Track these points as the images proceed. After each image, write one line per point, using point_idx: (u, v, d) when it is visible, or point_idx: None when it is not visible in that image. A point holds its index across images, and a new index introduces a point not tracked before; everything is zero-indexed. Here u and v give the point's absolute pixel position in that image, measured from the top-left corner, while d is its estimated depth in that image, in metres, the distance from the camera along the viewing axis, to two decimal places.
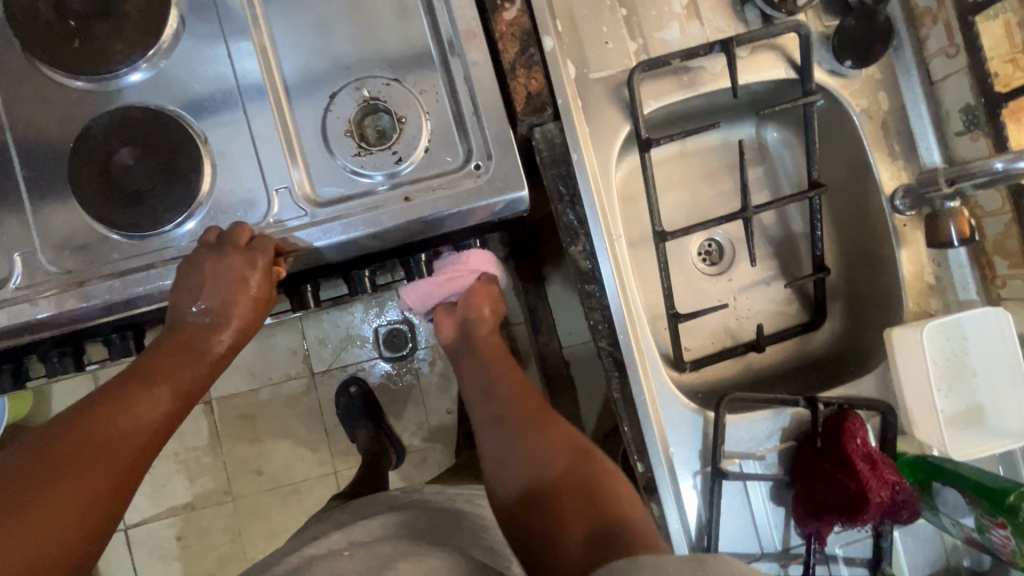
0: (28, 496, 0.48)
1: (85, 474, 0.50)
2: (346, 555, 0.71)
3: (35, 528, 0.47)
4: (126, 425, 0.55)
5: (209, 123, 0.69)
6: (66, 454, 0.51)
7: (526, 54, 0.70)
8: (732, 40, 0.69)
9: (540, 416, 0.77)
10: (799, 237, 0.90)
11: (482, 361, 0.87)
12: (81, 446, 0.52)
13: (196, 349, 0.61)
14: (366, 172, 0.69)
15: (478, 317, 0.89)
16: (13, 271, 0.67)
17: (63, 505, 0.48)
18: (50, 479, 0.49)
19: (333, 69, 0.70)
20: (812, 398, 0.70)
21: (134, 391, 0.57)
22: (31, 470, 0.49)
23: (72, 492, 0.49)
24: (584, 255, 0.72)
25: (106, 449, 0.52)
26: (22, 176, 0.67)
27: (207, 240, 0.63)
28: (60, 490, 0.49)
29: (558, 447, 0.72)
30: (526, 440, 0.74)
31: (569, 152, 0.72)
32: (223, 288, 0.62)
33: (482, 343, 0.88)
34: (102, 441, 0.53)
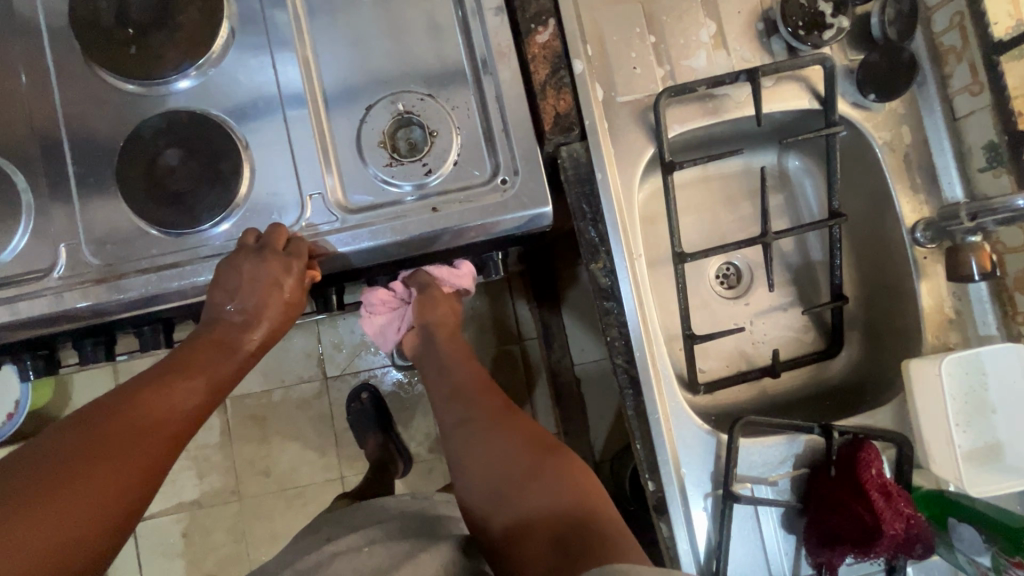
0: (69, 476, 0.50)
1: (128, 456, 0.53)
2: (366, 551, 0.71)
3: (82, 499, 0.49)
4: (163, 413, 0.57)
5: (251, 129, 0.72)
6: (107, 437, 0.53)
7: (557, 76, 0.73)
8: (757, 69, 0.71)
9: (504, 420, 0.76)
10: (818, 265, 0.91)
11: (443, 361, 0.83)
12: (121, 430, 0.54)
13: (231, 347, 0.65)
14: (397, 182, 0.72)
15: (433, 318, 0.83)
16: (57, 261, 0.70)
17: (108, 482, 0.51)
18: (91, 461, 0.51)
19: (370, 82, 0.73)
20: (826, 426, 0.70)
21: (171, 381, 0.59)
22: (79, 447, 0.52)
23: (114, 469, 0.52)
24: (604, 272, 0.73)
25: (147, 433, 0.55)
26: (72, 171, 0.71)
27: (246, 242, 0.67)
28: (101, 472, 0.51)
29: (526, 453, 0.72)
30: (491, 449, 0.73)
31: (594, 170, 0.73)
32: (259, 290, 0.65)
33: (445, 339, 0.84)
34: (142, 424, 0.55)
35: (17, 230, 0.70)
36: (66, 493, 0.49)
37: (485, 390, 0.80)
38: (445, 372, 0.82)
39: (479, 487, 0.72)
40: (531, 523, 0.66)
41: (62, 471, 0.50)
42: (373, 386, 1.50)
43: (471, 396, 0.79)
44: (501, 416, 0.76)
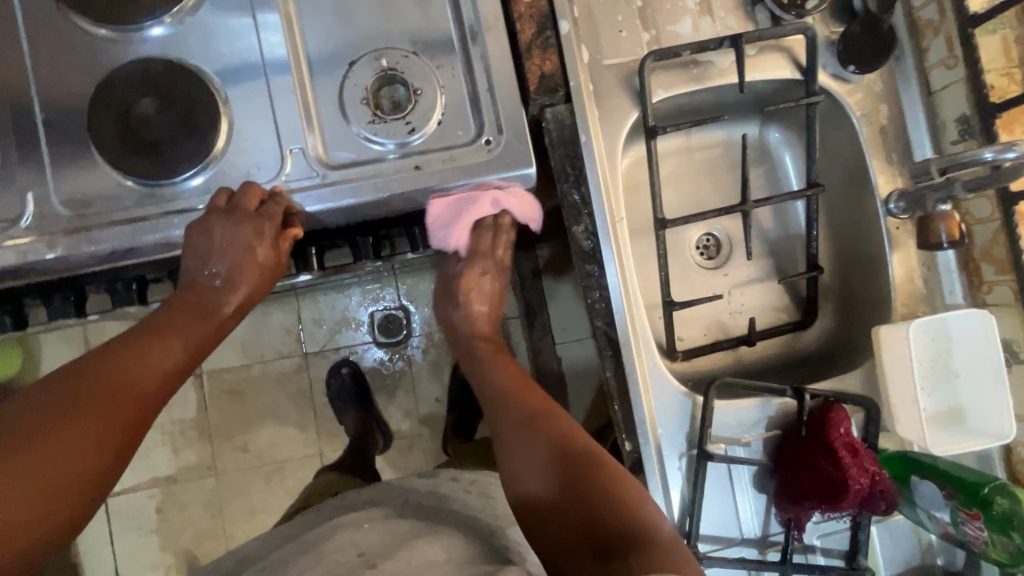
0: (31, 436, 0.48)
1: (102, 410, 0.52)
2: (364, 529, 0.69)
3: (54, 452, 0.48)
4: (141, 371, 0.57)
5: (229, 81, 0.71)
6: (74, 396, 0.52)
7: (543, 36, 0.72)
8: (741, 36, 0.71)
9: (549, 411, 0.70)
10: (796, 238, 0.93)
11: (474, 357, 0.88)
12: (90, 389, 0.53)
13: (206, 310, 0.66)
14: (381, 140, 0.72)
15: (464, 300, 0.90)
16: (24, 211, 0.67)
17: (82, 435, 0.50)
18: (56, 422, 0.49)
19: (354, 38, 0.72)
20: (798, 389, 0.72)
21: (147, 342, 0.59)
22: (50, 404, 0.51)
23: (87, 423, 0.51)
24: (586, 233, 0.73)
25: (122, 389, 0.54)
26: (40, 119, 0.68)
27: (218, 202, 0.66)
28: (68, 431, 0.50)
29: (566, 445, 0.65)
30: (530, 441, 0.67)
31: (578, 133, 0.73)
32: (231, 253, 0.66)
33: (479, 337, 0.90)
34: (118, 382, 0.54)
35: None
36: (37, 446, 0.48)
37: (530, 390, 0.76)
38: (483, 372, 0.84)
39: (523, 481, 0.65)
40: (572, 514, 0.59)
41: (21, 432, 0.48)
42: (354, 362, 1.50)
43: (515, 400, 0.74)
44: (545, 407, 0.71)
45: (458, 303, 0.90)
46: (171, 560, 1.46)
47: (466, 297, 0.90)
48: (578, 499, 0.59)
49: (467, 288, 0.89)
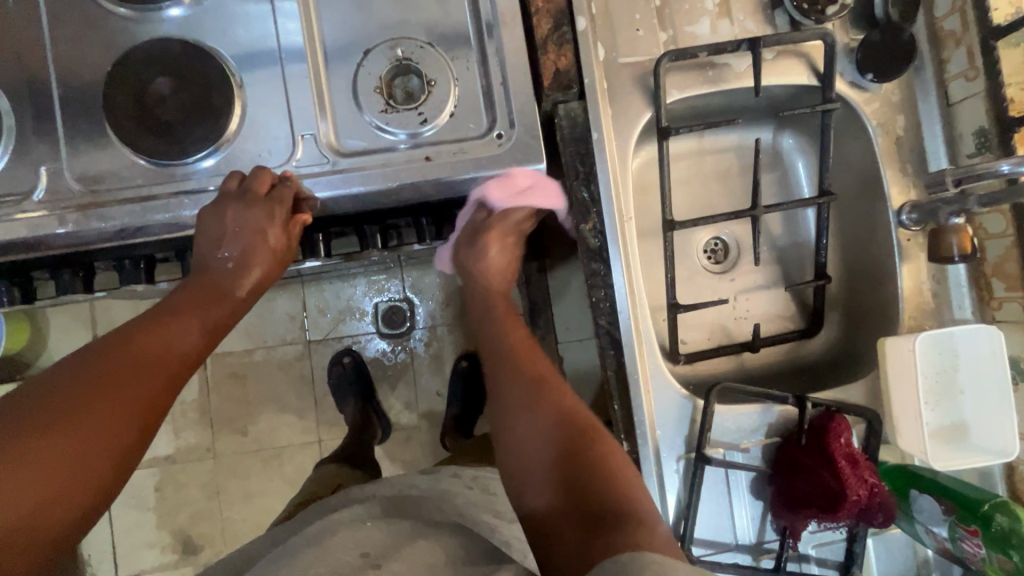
0: (56, 418, 0.48)
1: (128, 387, 0.53)
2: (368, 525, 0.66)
3: (83, 429, 0.48)
4: (162, 349, 0.57)
5: (244, 64, 0.71)
6: (97, 375, 0.52)
7: (559, 31, 0.72)
8: (759, 39, 0.71)
9: (550, 382, 0.69)
10: (807, 245, 0.92)
11: (489, 312, 0.85)
12: (111, 370, 0.53)
13: (222, 290, 0.67)
14: (393, 129, 0.72)
15: (485, 258, 0.85)
16: (37, 185, 0.68)
17: (110, 410, 0.50)
18: (83, 400, 0.50)
19: (370, 27, 0.72)
20: (800, 398, 0.71)
21: (164, 323, 0.60)
22: (75, 384, 0.51)
23: (114, 399, 0.51)
24: (594, 233, 0.73)
25: (147, 366, 0.55)
26: (57, 94, 0.69)
27: (230, 185, 0.67)
28: (96, 408, 0.50)
29: (567, 420, 0.64)
30: (530, 409, 0.66)
31: (590, 130, 0.73)
32: (244, 237, 0.67)
33: (496, 292, 0.87)
34: (141, 360, 0.55)
35: None
36: (64, 425, 0.48)
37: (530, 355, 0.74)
38: (492, 329, 0.81)
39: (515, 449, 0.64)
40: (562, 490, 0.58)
41: (45, 415, 0.48)
42: (356, 351, 1.50)
43: (515, 365, 0.72)
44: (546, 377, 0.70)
45: (482, 254, 0.85)
46: (167, 539, 1.48)
47: (486, 251, 0.85)
48: (570, 475, 0.59)
49: (492, 245, 0.85)
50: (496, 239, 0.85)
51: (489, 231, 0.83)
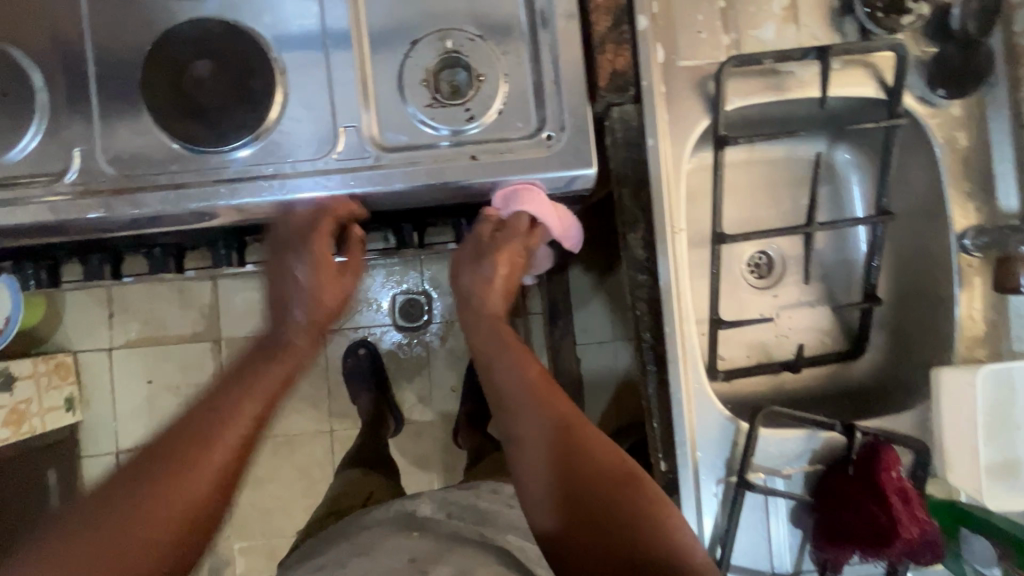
0: (169, 469, 0.55)
1: (211, 453, 0.57)
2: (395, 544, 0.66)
3: (179, 485, 0.55)
4: (237, 410, 0.60)
5: (287, 48, 0.68)
6: (192, 434, 0.58)
7: (618, 31, 0.68)
8: (829, 48, 0.67)
9: (578, 427, 0.65)
10: (856, 263, 0.88)
11: (497, 340, 0.75)
12: (199, 432, 0.58)
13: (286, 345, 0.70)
14: (437, 125, 0.69)
15: (493, 277, 0.77)
16: (69, 166, 0.66)
17: (201, 472, 0.56)
18: (180, 459, 0.56)
19: (419, 17, 0.69)
20: (849, 425, 0.68)
21: (245, 378, 0.64)
22: (182, 436, 0.58)
23: (203, 462, 0.56)
24: (641, 243, 0.70)
25: (222, 429, 0.59)
26: (93, 73, 0.66)
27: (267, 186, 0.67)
28: (190, 473, 0.55)
29: (602, 472, 0.61)
30: (556, 462, 0.62)
31: (644, 135, 0.69)
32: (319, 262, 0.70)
33: (497, 317, 0.78)
34: (219, 424, 0.59)
35: (28, 130, 0.66)
36: (174, 479, 0.55)
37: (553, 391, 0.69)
38: (499, 356, 0.73)
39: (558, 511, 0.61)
40: (609, 550, 0.57)
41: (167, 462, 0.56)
42: (372, 343, 1.49)
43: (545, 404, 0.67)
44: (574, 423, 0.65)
45: (489, 274, 0.77)
46: None
47: (496, 271, 0.77)
48: (615, 529, 0.58)
49: (503, 266, 0.77)
50: (509, 259, 0.77)
51: (499, 249, 0.76)
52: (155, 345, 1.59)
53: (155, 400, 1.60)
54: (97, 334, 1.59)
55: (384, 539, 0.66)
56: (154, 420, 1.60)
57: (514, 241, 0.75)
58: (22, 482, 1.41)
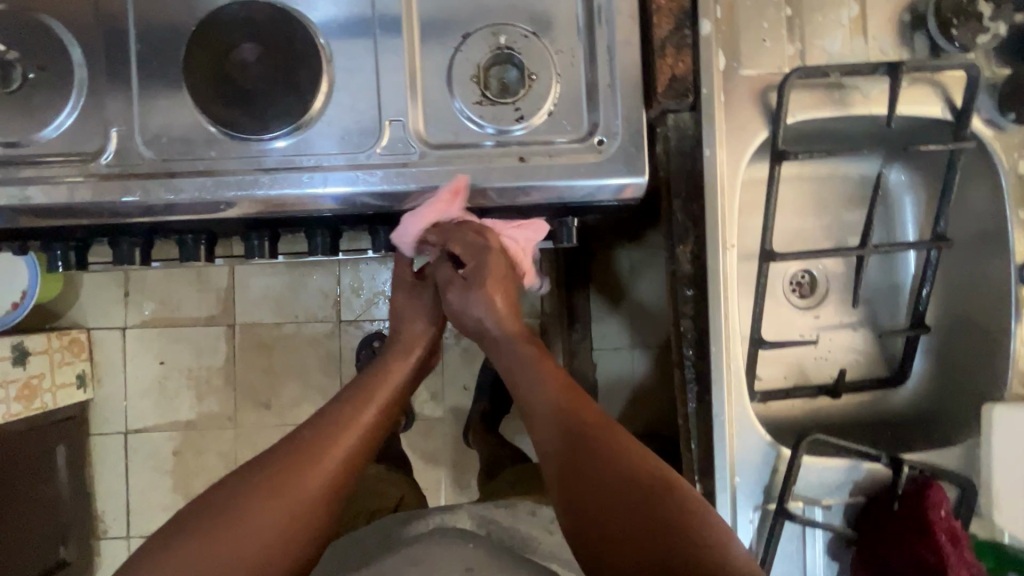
0: (289, 468, 0.60)
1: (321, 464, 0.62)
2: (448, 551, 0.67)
3: (298, 483, 0.59)
4: (344, 432, 0.65)
5: (335, 35, 0.65)
6: (308, 445, 0.63)
7: (681, 35, 0.65)
8: (901, 64, 0.64)
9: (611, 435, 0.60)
10: (903, 288, 0.86)
11: (511, 344, 0.73)
12: (313, 446, 0.63)
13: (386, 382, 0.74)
14: (484, 123, 0.66)
15: (490, 295, 0.74)
16: (107, 146, 0.64)
17: (314, 478, 0.60)
18: (299, 463, 0.61)
19: (473, 9, 0.66)
20: (896, 458, 0.67)
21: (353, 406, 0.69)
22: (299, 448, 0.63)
23: (313, 471, 0.61)
24: (689, 258, 0.68)
25: (332, 446, 0.63)
26: (134, 51, 0.64)
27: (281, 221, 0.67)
28: (304, 476, 0.60)
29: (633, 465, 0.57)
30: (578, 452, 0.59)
31: (700, 146, 0.67)
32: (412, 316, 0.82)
33: (511, 335, 0.74)
34: (328, 444, 0.63)
35: (65, 107, 0.64)
36: (291, 479, 0.59)
37: (580, 399, 0.65)
38: (516, 361, 0.71)
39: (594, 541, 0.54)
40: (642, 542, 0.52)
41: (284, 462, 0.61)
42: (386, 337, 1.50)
43: (571, 425, 0.61)
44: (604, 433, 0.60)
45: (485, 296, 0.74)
46: None
47: (491, 290, 0.74)
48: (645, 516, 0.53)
49: (496, 282, 0.74)
50: (503, 274, 0.75)
51: (483, 275, 0.74)
52: (169, 326, 1.58)
53: (167, 381, 1.59)
54: (110, 312, 1.57)
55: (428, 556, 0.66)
56: (163, 401, 1.59)
57: (497, 259, 0.74)
58: (32, 457, 1.40)
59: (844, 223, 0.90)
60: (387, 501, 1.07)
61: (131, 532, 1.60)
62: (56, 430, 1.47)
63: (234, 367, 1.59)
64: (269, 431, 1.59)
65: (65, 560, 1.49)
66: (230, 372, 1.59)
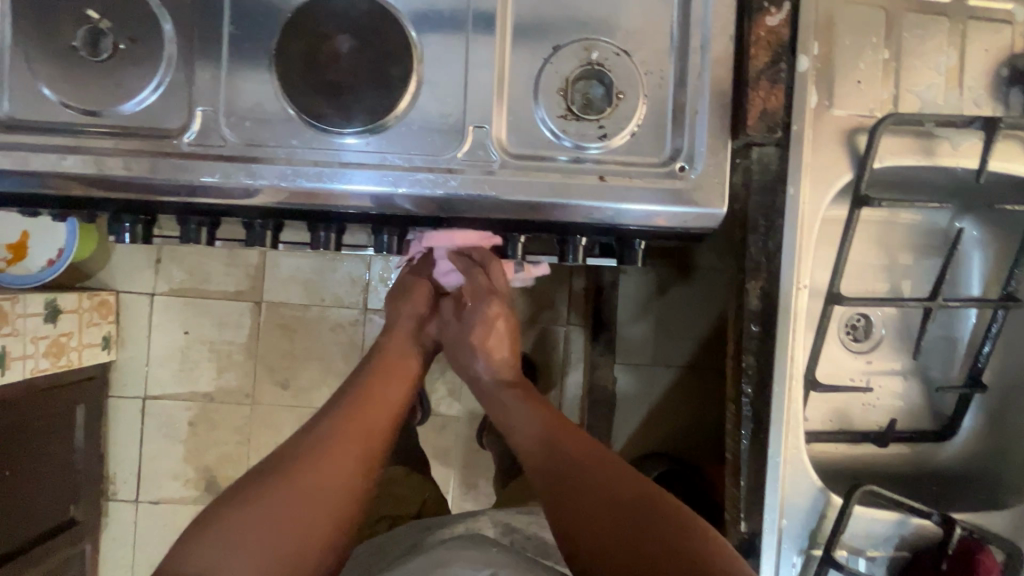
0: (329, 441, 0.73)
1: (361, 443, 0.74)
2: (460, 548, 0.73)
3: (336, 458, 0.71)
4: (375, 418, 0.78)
5: (428, 33, 0.64)
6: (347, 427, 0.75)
7: (776, 69, 0.64)
8: (999, 120, 0.63)
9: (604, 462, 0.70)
10: (960, 342, 0.87)
11: (506, 404, 0.84)
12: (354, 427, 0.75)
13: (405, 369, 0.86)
14: (564, 137, 0.66)
15: (480, 355, 0.88)
16: (190, 125, 0.64)
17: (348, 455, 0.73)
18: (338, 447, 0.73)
19: (568, 20, 0.65)
20: (947, 518, 0.67)
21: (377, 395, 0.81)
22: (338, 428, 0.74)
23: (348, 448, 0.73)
24: (759, 295, 0.67)
25: (365, 427, 0.76)
26: (226, 32, 0.63)
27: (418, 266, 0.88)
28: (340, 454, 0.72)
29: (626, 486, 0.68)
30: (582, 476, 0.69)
31: (783, 182, 0.67)
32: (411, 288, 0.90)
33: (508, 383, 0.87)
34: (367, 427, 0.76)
35: (151, 81, 0.63)
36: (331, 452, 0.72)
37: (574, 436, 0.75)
38: (512, 404, 0.83)
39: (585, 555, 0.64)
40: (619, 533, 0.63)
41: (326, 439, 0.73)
42: None
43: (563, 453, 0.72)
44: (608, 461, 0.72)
45: (480, 356, 0.88)
46: None
47: (481, 347, 0.88)
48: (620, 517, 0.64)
49: (486, 338, 0.88)
50: (490, 330, 0.88)
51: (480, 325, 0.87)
52: (197, 297, 1.58)
53: (190, 350, 1.59)
54: (141, 277, 1.58)
55: (458, 563, 0.68)
56: (183, 370, 1.60)
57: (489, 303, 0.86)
58: (54, 413, 1.41)
59: (902, 269, 0.89)
60: (409, 508, 1.14)
61: (140, 496, 1.61)
62: (78, 389, 1.48)
63: (258, 344, 1.59)
64: (286, 410, 1.60)
65: (75, 518, 1.50)
66: (253, 349, 1.59)
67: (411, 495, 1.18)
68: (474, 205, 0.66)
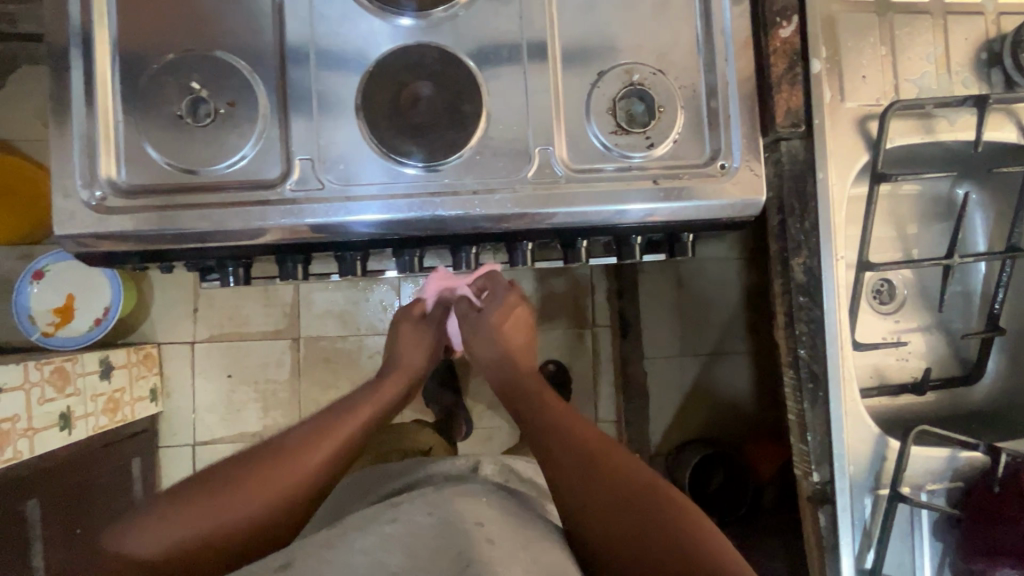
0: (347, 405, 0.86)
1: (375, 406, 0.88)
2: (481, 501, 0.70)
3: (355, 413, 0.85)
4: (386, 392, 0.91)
5: (491, 73, 0.73)
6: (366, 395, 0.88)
7: (793, 72, 0.74)
8: (988, 97, 0.74)
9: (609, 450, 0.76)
10: (976, 295, 0.97)
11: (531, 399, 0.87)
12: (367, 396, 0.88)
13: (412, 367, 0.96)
14: (615, 150, 0.74)
15: (503, 340, 0.91)
16: (290, 174, 0.71)
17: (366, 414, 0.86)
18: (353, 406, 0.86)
19: (610, 48, 0.75)
20: (992, 446, 0.80)
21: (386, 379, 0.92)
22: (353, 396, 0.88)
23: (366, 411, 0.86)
24: (803, 269, 0.76)
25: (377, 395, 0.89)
26: (315, 89, 0.72)
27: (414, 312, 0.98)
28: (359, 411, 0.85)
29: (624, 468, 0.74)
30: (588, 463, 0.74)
31: (812, 169, 0.76)
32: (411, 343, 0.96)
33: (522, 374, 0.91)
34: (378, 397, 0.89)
35: (250, 138, 0.71)
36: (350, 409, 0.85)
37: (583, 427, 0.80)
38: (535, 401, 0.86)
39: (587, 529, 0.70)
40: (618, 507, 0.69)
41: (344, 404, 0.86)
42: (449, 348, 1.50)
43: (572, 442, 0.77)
44: (633, 498, 0.70)
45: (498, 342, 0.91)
46: None
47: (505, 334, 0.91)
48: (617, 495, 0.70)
49: (509, 325, 0.91)
50: (511, 316, 0.92)
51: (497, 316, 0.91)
52: (237, 340, 1.63)
53: (234, 393, 1.64)
54: (179, 327, 1.62)
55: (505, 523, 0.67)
56: (229, 414, 1.64)
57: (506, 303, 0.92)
58: (113, 468, 1.44)
59: (912, 237, 0.99)
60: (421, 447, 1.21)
61: None
62: (132, 442, 1.51)
63: (300, 379, 1.64)
64: None
65: None
66: (295, 385, 1.64)
67: (425, 438, 1.26)
68: (545, 217, 0.73)
